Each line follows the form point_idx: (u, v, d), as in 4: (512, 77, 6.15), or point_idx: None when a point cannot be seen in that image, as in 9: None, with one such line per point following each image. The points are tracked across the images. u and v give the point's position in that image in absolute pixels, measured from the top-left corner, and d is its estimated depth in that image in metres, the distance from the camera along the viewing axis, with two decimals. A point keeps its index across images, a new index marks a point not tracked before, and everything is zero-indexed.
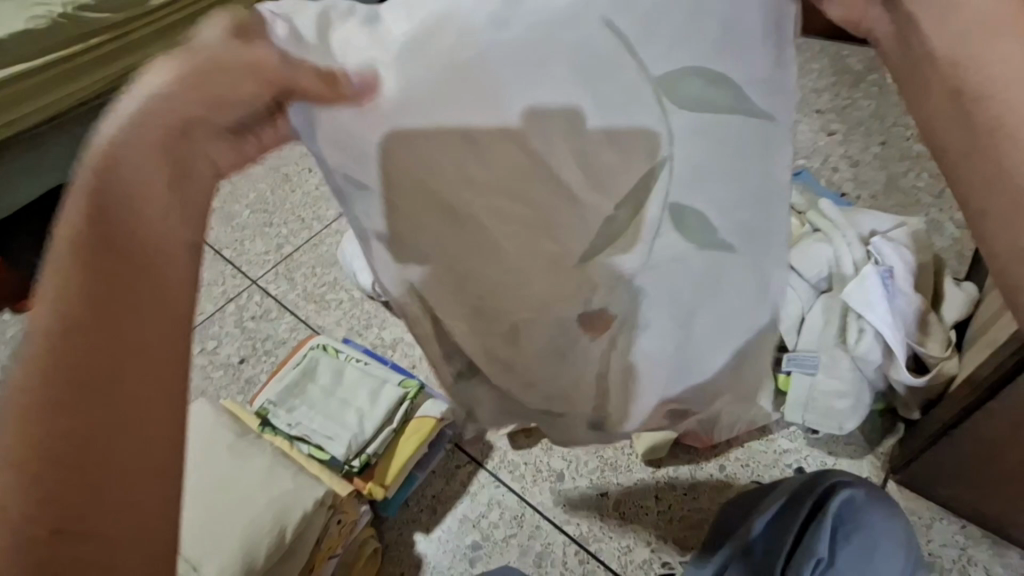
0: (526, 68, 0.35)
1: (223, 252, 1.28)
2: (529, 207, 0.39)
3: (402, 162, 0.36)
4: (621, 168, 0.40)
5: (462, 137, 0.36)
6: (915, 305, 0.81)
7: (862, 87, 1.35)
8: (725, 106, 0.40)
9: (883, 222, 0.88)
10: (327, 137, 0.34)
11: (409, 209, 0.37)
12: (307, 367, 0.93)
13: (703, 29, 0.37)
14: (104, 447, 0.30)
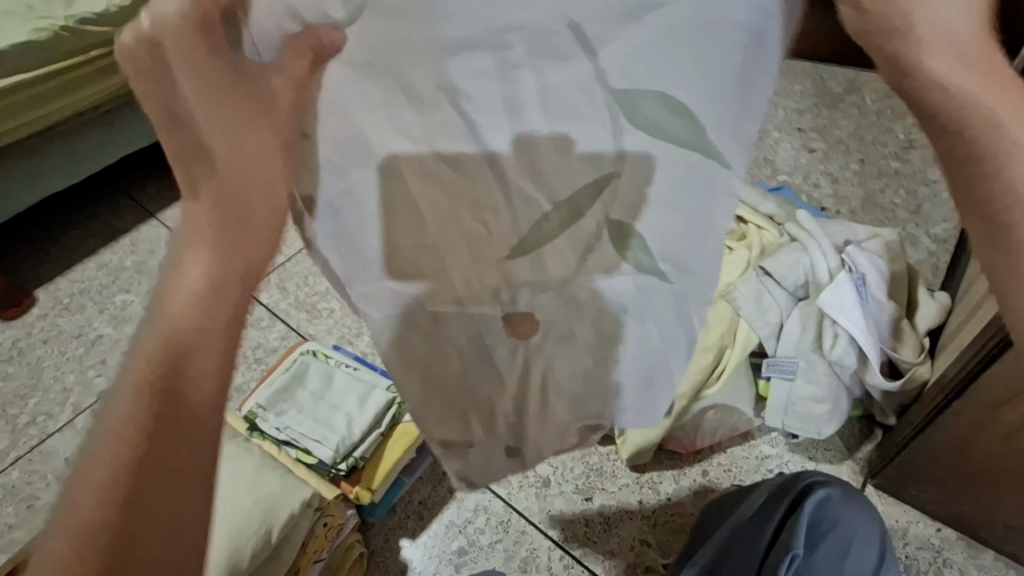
0: (496, 103, 0.37)
1: None
2: (483, 224, 0.41)
3: (404, 186, 0.40)
4: (564, 180, 0.38)
5: (436, 159, 0.39)
6: (888, 313, 0.85)
7: (842, 107, 1.41)
8: (682, 140, 0.35)
9: (858, 232, 0.92)
10: (340, 147, 0.39)
11: (403, 228, 0.41)
12: (297, 371, 0.95)
13: (681, 55, 0.33)
14: (179, 411, 0.38)
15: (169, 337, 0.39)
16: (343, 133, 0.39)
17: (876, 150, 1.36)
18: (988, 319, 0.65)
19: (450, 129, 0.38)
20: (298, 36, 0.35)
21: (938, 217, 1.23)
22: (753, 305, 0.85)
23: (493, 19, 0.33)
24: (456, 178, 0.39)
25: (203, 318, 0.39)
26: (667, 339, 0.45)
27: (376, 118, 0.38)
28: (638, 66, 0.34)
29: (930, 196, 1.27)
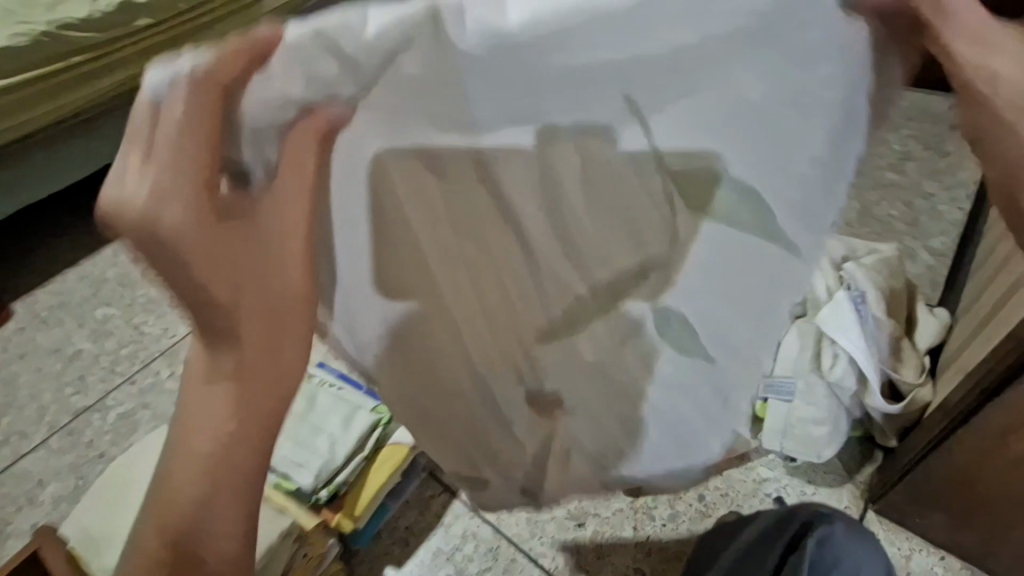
0: (519, 114, 0.35)
1: None
2: (487, 250, 0.43)
3: (394, 208, 0.39)
4: (589, 210, 0.42)
5: (434, 182, 0.39)
6: (887, 332, 0.82)
7: None
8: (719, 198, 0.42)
9: (855, 247, 0.90)
10: (341, 206, 0.37)
11: (401, 262, 0.41)
12: None
13: (713, 117, 0.38)
14: (210, 524, 0.40)
15: (197, 458, 0.39)
16: (344, 172, 0.36)
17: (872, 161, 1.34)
18: (995, 342, 0.62)
19: (465, 171, 0.39)
20: (298, 124, 0.31)
21: (935, 230, 1.21)
22: None
23: (525, 94, 0.34)
24: (456, 200, 0.40)
25: (229, 440, 0.39)
26: (692, 397, 0.54)
27: (375, 144, 0.36)
28: (683, 129, 0.39)
29: (928, 208, 1.25)
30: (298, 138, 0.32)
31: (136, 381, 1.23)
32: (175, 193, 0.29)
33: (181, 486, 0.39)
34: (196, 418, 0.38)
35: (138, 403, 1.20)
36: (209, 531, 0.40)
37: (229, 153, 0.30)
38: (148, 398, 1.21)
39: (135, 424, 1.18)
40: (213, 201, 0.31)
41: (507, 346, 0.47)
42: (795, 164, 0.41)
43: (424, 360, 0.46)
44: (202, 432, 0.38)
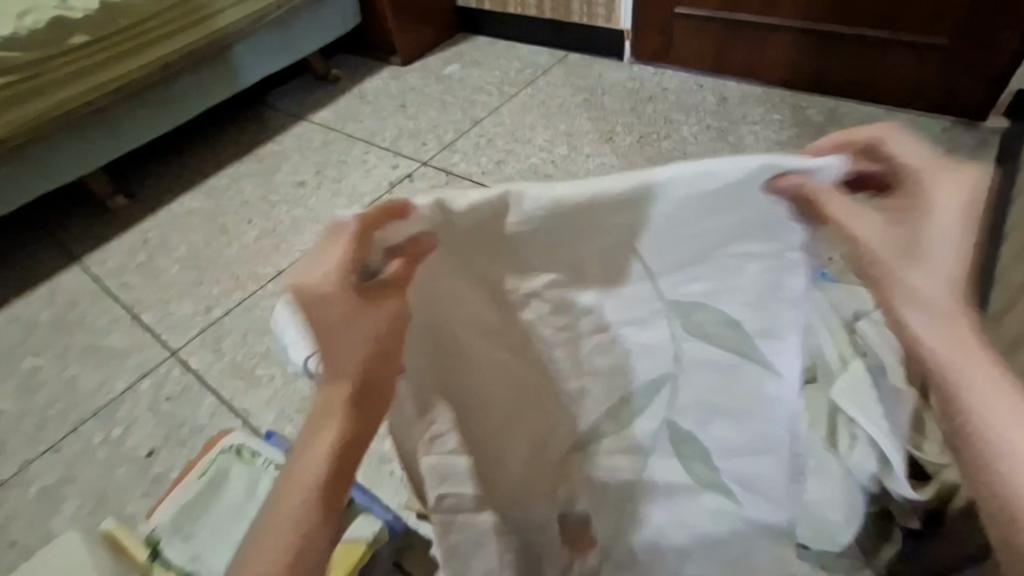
0: (551, 239, 0.55)
1: (159, 332, 1.31)
2: (511, 344, 0.61)
3: (448, 304, 0.57)
4: (625, 319, 0.61)
5: (486, 289, 0.58)
6: (910, 402, 0.70)
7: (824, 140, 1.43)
8: (728, 338, 0.62)
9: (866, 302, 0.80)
10: (437, 290, 0.56)
11: (434, 337, 0.57)
12: (214, 477, 0.83)
13: (720, 292, 0.59)
14: (336, 477, 0.48)
15: (338, 423, 0.49)
16: (429, 283, 0.55)
17: None
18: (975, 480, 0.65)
19: (505, 289, 0.59)
20: (415, 238, 0.52)
21: None
22: None
23: (606, 241, 0.56)
24: (494, 308, 0.59)
25: (360, 411, 0.50)
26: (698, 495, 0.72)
27: (441, 267, 0.55)
28: (693, 303, 0.60)
29: None
30: (410, 245, 0.52)
31: (65, 447, 1.11)
32: (335, 254, 0.48)
33: (323, 448, 0.48)
34: (321, 415, 0.49)
35: (66, 473, 1.08)
36: (337, 479, 0.48)
37: (367, 247, 0.50)
38: (74, 470, 1.08)
39: (57, 498, 1.04)
40: (353, 256, 0.48)
41: (529, 415, 0.65)
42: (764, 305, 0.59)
43: (464, 399, 0.61)
44: (338, 405, 0.49)
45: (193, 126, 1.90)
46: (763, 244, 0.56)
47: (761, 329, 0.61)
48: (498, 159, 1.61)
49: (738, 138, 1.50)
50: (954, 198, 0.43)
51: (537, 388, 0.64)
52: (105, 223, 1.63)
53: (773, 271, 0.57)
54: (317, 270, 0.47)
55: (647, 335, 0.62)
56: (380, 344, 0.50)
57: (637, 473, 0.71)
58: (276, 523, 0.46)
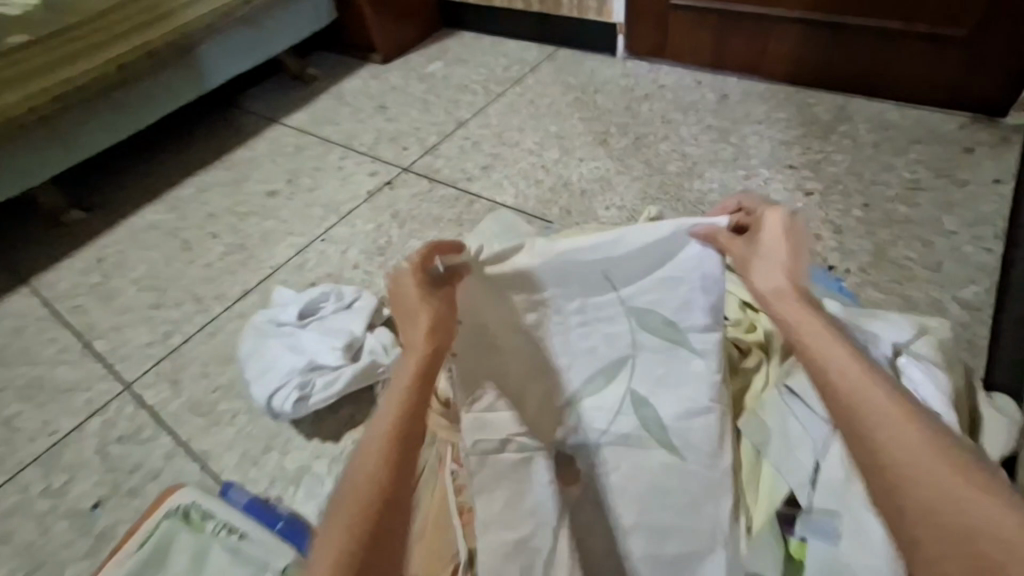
0: (573, 277, 0.77)
1: (112, 362, 1.18)
2: (533, 347, 0.79)
3: (488, 315, 0.77)
4: (598, 322, 0.78)
5: (520, 301, 0.78)
6: None
7: (833, 139, 1.34)
8: (671, 333, 0.76)
9: (905, 332, 0.71)
10: (479, 306, 0.76)
11: (480, 341, 0.77)
12: (157, 546, 0.73)
13: (663, 297, 0.76)
14: (409, 436, 0.58)
15: (409, 392, 0.62)
16: (482, 300, 0.76)
17: (878, 190, 1.22)
18: None
19: (538, 306, 0.78)
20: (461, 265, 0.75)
21: (963, 278, 1.04)
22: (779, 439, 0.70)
23: (599, 270, 0.76)
24: (522, 321, 0.78)
25: (422, 387, 0.63)
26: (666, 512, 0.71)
27: (487, 290, 0.76)
28: (642, 306, 0.77)
29: (949, 248, 1.09)
30: (456, 268, 0.75)
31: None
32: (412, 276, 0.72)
33: (396, 414, 0.59)
34: (396, 390, 0.62)
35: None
36: (410, 442, 0.58)
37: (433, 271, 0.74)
38: (8, 526, 0.96)
39: None
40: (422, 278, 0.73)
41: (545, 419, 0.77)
42: (695, 308, 0.76)
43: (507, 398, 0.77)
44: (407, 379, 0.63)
45: (157, 130, 1.77)
46: (688, 264, 0.75)
47: (698, 327, 0.75)
48: (484, 163, 1.50)
49: (741, 138, 1.40)
50: (778, 230, 0.72)
51: (537, 391, 0.78)
52: (57, 239, 1.50)
53: (702, 280, 0.75)
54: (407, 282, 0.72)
55: (600, 334, 0.78)
56: (438, 328, 0.68)
57: (615, 487, 0.72)
58: (362, 479, 0.55)
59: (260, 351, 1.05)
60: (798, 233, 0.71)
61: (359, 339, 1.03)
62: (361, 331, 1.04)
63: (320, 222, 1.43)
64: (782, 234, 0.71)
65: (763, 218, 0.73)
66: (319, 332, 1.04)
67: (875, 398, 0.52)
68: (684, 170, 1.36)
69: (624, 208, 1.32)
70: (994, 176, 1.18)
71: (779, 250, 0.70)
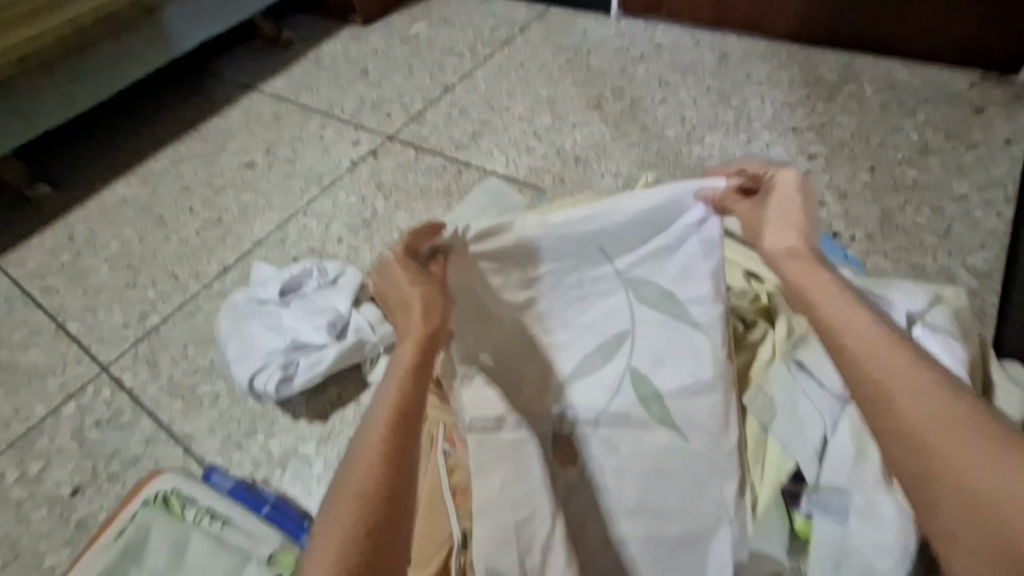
0: (567, 252, 0.73)
1: (86, 344, 1.13)
2: (530, 325, 0.75)
3: (483, 292, 0.73)
4: (598, 297, 0.75)
5: (519, 276, 0.74)
6: None
7: (838, 101, 1.27)
8: (672, 305, 0.73)
9: (917, 301, 0.68)
10: (476, 280, 0.73)
11: (472, 319, 0.73)
12: (132, 540, 0.67)
13: (661, 268, 0.73)
14: (409, 418, 0.53)
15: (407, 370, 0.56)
16: (474, 276, 0.72)
17: (886, 153, 1.17)
18: None
19: (533, 282, 0.74)
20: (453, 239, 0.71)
21: (974, 243, 1.00)
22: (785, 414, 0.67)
23: (593, 242, 0.72)
24: (519, 297, 0.74)
25: (419, 364, 0.57)
26: (666, 490, 0.68)
27: (476, 269, 0.72)
28: (641, 277, 0.74)
29: (959, 213, 1.04)
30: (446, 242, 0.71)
31: None
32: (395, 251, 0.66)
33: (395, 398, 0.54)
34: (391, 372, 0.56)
35: None
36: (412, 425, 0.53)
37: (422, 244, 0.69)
38: None
39: None
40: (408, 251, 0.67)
41: (545, 397, 0.73)
42: (691, 279, 0.72)
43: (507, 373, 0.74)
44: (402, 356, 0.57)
45: (125, 99, 1.67)
46: (682, 232, 0.72)
47: (699, 298, 0.72)
48: (472, 131, 1.42)
49: (742, 101, 1.33)
50: (791, 189, 0.63)
51: (537, 369, 0.74)
52: (24, 216, 1.42)
53: (702, 248, 0.72)
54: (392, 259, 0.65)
55: (600, 310, 0.75)
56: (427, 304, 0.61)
57: (614, 469, 0.69)
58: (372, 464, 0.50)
59: (239, 331, 1.00)
60: (811, 194, 0.63)
61: (345, 317, 0.98)
62: (347, 309, 0.99)
63: (301, 194, 1.36)
64: (795, 193, 0.63)
65: (774, 179, 0.64)
66: (302, 310, 0.99)
67: (892, 370, 0.49)
68: (683, 135, 1.30)
69: (621, 175, 1.26)
70: (1006, 137, 1.13)
71: (792, 209, 0.62)
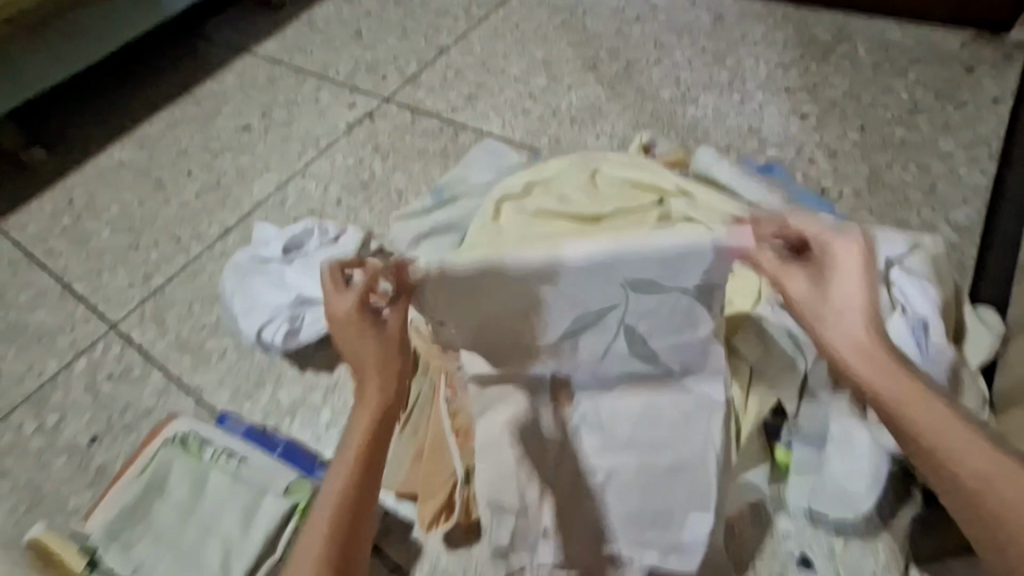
0: (571, 277, 0.69)
1: (92, 304, 1.15)
2: (517, 327, 0.74)
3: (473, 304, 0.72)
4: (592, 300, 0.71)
5: (507, 292, 0.71)
6: (949, 359, 0.65)
7: (832, 61, 1.28)
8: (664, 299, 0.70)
9: (897, 246, 0.71)
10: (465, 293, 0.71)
11: (458, 319, 0.74)
12: (155, 476, 0.71)
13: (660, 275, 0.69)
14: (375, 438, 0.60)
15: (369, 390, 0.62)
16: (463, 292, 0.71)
17: (876, 113, 1.19)
18: None
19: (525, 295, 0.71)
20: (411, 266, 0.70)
21: (957, 199, 1.03)
22: None
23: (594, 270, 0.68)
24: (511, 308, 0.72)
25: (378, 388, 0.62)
26: (654, 433, 0.73)
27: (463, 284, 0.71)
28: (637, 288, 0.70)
29: (945, 171, 1.07)
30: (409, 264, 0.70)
31: None
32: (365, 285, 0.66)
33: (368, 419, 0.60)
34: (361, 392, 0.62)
35: None
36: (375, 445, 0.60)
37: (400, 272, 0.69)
38: (5, 464, 0.96)
39: None
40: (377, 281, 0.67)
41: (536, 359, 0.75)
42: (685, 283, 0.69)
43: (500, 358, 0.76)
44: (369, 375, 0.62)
45: (114, 62, 1.65)
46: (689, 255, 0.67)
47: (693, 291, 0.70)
48: (469, 93, 1.42)
49: (737, 62, 1.34)
50: (855, 260, 0.59)
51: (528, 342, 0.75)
52: (20, 181, 1.42)
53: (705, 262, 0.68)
54: (343, 310, 0.64)
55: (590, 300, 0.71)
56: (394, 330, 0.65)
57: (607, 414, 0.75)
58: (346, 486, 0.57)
59: (243, 288, 1.02)
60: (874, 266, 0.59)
61: None
62: None
63: (298, 157, 1.37)
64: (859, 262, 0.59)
65: (838, 251, 0.60)
66: (304, 267, 1.01)
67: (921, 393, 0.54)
68: (677, 96, 1.31)
69: (616, 136, 1.28)
70: (995, 96, 1.15)
71: (853, 282, 0.59)
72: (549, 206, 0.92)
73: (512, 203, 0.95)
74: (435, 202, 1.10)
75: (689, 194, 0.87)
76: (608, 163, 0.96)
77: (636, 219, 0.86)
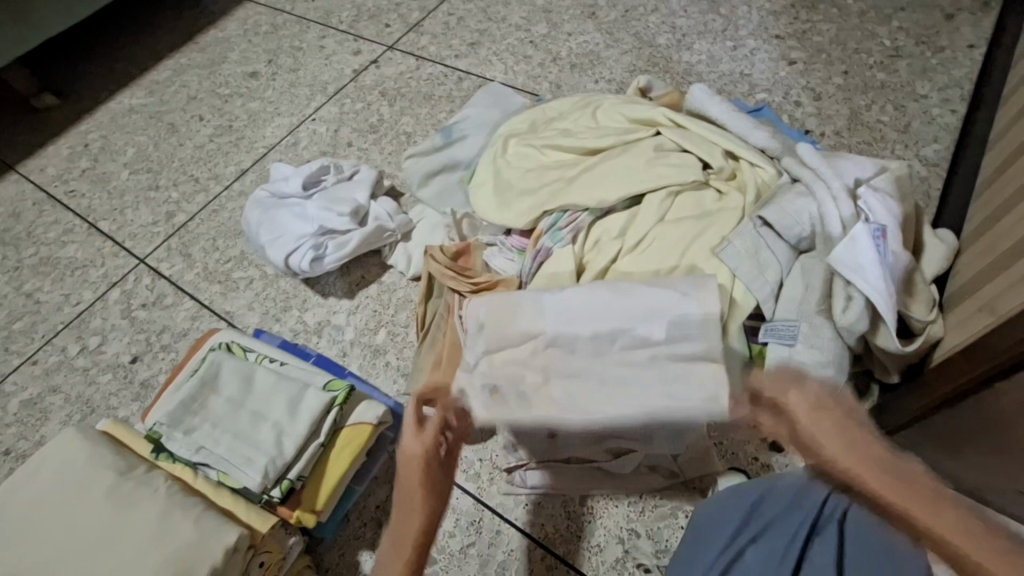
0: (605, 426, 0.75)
1: (119, 240, 1.22)
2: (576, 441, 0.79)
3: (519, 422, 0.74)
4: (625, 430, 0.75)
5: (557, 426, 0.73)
6: (903, 264, 0.75)
7: (821, 9, 1.34)
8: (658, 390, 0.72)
9: (866, 169, 0.82)
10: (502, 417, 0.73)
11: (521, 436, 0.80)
12: (207, 374, 0.82)
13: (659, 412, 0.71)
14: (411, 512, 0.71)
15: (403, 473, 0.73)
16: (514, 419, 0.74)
17: (860, 59, 1.26)
18: (977, 331, 0.67)
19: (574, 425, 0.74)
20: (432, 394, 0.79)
21: (929, 137, 1.12)
22: (750, 261, 0.78)
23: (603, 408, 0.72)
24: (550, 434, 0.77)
25: (405, 472, 0.72)
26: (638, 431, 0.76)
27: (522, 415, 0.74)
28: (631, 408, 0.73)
29: (920, 112, 1.15)
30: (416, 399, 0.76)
31: (38, 360, 1.08)
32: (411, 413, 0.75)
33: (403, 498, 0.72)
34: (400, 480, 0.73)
35: (46, 387, 1.04)
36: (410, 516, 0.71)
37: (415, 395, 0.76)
38: (55, 381, 1.05)
39: (44, 410, 1.02)
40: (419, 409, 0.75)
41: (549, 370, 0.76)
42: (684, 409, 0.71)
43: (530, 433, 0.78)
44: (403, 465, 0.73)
45: (114, 8, 1.65)
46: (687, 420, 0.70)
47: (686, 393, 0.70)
48: (471, 40, 1.46)
49: (731, 10, 1.38)
50: (802, 404, 0.64)
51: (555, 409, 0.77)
52: (33, 125, 1.46)
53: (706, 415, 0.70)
54: (417, 448, 0.71)
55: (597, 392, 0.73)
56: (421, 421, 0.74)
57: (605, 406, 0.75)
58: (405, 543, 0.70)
59: (268, 220, 1.09)
60: (826, 403, 0.63)
61: (365, 207, 1.09)
62: (366, 200, 1.09)
63: (307, 102, 1.41)
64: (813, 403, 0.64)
65: (788, 399, 0.65)
66: (324, 201, 1.08)
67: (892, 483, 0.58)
68: (673, 43, 1.36)
69: (615, 81, 1.33)
70: (971, 42, 1.22)
71: (811, 422, 0.62)
72: (553, 138, 0.99)
73: (518, 138, 1.02)
74: (443, 141, 1.15)
75: (683, 124, 0.94)
76: (608, 100, 1.02)
77: (634, 146, 0.93)
